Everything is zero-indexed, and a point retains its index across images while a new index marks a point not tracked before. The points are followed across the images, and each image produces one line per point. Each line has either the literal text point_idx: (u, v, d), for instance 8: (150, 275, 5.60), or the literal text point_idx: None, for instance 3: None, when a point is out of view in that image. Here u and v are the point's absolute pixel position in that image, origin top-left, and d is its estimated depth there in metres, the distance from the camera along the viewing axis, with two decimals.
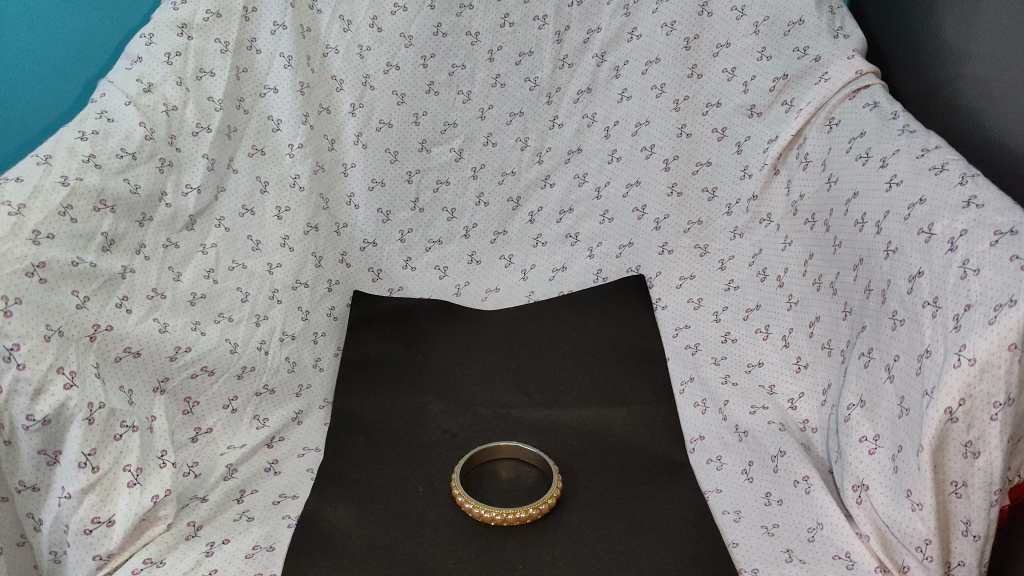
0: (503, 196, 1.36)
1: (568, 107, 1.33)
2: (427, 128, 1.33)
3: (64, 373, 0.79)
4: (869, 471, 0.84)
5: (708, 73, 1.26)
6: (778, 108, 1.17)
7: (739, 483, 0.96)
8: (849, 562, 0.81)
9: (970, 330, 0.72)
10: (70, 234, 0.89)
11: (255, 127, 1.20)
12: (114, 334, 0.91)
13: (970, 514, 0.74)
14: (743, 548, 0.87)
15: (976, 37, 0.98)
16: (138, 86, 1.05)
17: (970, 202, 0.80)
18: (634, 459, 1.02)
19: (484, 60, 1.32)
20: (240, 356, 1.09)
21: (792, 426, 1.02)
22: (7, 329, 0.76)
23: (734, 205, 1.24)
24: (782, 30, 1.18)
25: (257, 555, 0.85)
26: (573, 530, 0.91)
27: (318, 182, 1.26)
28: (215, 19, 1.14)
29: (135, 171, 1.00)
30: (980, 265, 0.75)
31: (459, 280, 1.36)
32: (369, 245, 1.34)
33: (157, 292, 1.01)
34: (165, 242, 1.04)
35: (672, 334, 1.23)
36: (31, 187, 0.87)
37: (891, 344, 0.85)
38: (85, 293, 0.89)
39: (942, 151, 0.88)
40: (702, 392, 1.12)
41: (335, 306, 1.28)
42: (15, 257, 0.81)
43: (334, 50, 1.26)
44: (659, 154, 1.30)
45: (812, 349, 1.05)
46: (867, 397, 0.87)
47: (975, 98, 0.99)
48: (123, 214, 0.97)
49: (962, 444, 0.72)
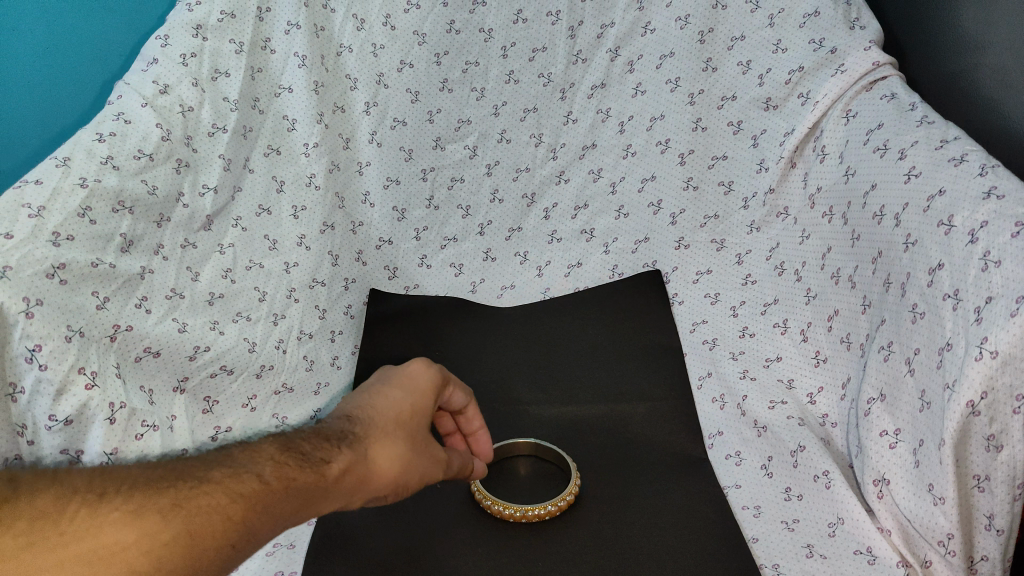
0: (517, 192, 1.36)
1: (581, 102, 1.32)
2: (441, 125, 1.33)
3: (85, 373, 0.84)
4: (890, 465, 0.83)
5: (723, 66, 1.24)
6: (795, 101, 1.14)
7: (759, 479, 0.97)
8: (870, 556, 0.82)
9: (993, 322, 0.71)
10: (89, 235, 0.92)
11: (270, 127, 1.20)
12: (133, 335, 0.95)
13: (993, 508, 0.74)
14: (764, 544, 0.89)
15: (994, 26, 0.97)
16: (155, 87, 1.05)
17: (991, 192, 0.79)
18: (652, 454, 1.03)
19: (498, 57, 1.32)
20: (258, 355, 1.11)
21: (811, 420, 1.01)
22: (30, 330, 0.80)
23: (751, 199, 1.22)
24: (797, 22, 1.14)
25: (277, 553, 0.88)
26: (593, 526, 0.92)
27: (333, 180, 1.27)
28: (229, 20, 1.14)
29: (152, 172, 1.02)
30: (1001, 256, 0.74)
31: (475, 277, 1.35)
32: (385, 243, 1.34)
33: (175, 292, 1.03)
34: (184, 242, 1.06)
35: (688, 329, 1.23)
36: (51, 189, 0.90)
37: (912, 338, 0.84)
38: (104, 293, 0.93)
39: (963, 142, 0.86)
40: (719, 387, 1.12)
41: (352, 304, 1.27)
42: (37, 259, 0.85)
43: (348, 49, 1.26)
44: (674, 148, 1.29)
45: (831, 343, 1.03)
46: (887, 391, 0.87)
47: (993, 88, 0.98)
48: (141, 215, 1.00)
49: (984, 438, 0.72)
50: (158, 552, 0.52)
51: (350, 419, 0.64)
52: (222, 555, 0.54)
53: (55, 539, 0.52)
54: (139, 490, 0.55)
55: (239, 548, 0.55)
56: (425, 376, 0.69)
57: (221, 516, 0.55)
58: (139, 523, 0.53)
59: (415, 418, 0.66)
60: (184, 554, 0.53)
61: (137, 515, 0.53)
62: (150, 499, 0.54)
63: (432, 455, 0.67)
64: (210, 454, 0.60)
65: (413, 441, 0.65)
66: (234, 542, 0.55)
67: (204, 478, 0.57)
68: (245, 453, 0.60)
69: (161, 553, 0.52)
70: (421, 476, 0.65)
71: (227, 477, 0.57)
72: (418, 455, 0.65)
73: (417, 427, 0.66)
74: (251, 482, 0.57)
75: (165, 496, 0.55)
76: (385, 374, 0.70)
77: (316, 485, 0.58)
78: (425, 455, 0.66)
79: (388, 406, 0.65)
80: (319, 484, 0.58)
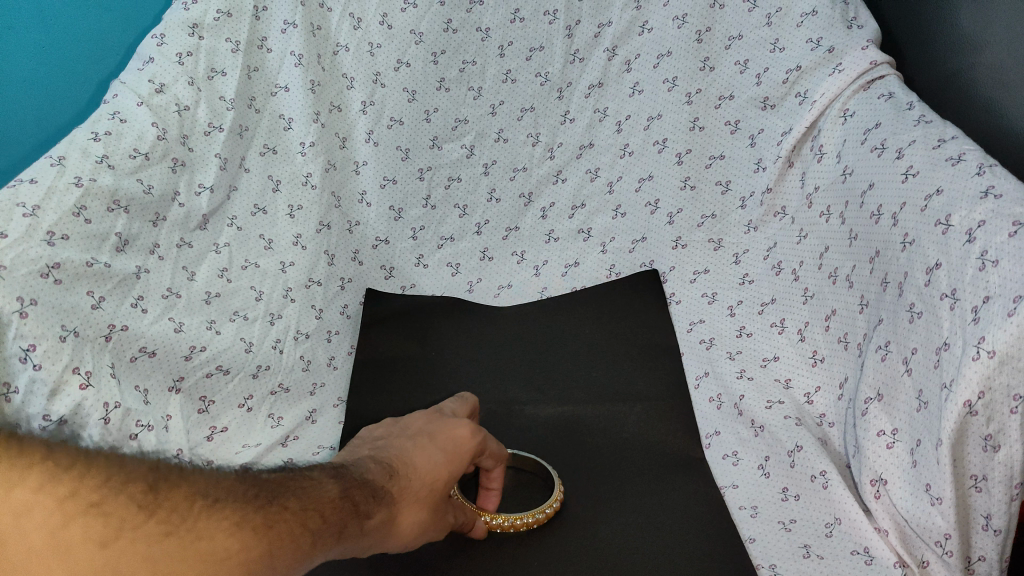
0: (514, 191, 1.34)
1: (579, 102, 1.31)
2: (438, 124, 1.32)
3: (80, 373, 0.86)
4: (886, 465, 0.84)
5: (721, 66, 1.22)
6: (792, 100, 1.13)
7: (756, 479, 0.98)
8: (868, 556, 0.83)
9: (990, 321, 0.71)
10: (84, 234, 0.94)
11: (266, 126, 1.20)
12: (129, 334, 0.96)
13: (990, 508, 0.74)
14: (760, 544, 0.90)
15: (993, 26, 0.97)
16: (150, 86, 1.06)
17: (988, 192, 0.79)
18: (649, 454, 1.03)
19: (495, 56, 1.31)
20: (255, 355, 1.10)
21: (808, 420, 1.01)
22: (24, 330, 0.82)
23: (749, 198, 1.21)
24: (794, 22, 1.13)
25: None
26: (588, 528, 0.92)
27: (330, 180, 1.26)
28: (225, 19, 1.14)
29: (148, 172, 1.03)
30: (998, 255, 0.74)
31: (472, 276, 1.33)
32: (382, 242, 1.33)
33: (171, 291, 1.05)
34: (179, 241, 1.07)
35: (685, 328, 1.21)
36: (45, 188, 0.92)
37: (908, 338, 0.84)
38: (100, 293, 0.94)
39: (959, 142, 0.87)
40: (717, 386, 1.12)
41: (348, 304, 1.26)
42: (31, 258, 0.87)
43: (345, 48, 1.26)
44: (671, 147, 1.28)
45: (829, 343, 1.03)
46: (885, 391, 0.87)
47: (991, 88, 0.98)
48: (137, 214, 1.01)
49: (981, 437, 0.72)
50: (251, 566, 0.53)
51: (395, 473, 0.69)
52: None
53: (179, 534, 0.51)
54: (244, 501, 0.55)
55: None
56: (469, 442, 0.74)
57: (301, 542, 0.56)
58: (241, 533, 0.53)
59: (443, 486, 0.71)
60: (267, 572, 0.54)
61: (241, 525, 0.54)
62: (255, 512, 0.55)
63: (441, 516, 0.74)
64: (288, 476, 0.61)
65: (434, 507, 0.71)
66: (297, 572, 0.57)
67: (292, 504, 0.58)
68: (317, 486, 0.62)
69: (253, 568, 0.53)
70: (423, 539, 0.71)
71: (307, 506, 0.59)
72: (433, 521, 0.72)
73: (441, 493, 0.71)
74: (322, 515, 0.59)
75: (261, 514, 0.55)
76: (430, 427, 0.75)
77: (357, 535, 0.63)
78: (436, 522, 0.72)
79: (430, 469, 0.71)
80: (358, 533, 0.63)
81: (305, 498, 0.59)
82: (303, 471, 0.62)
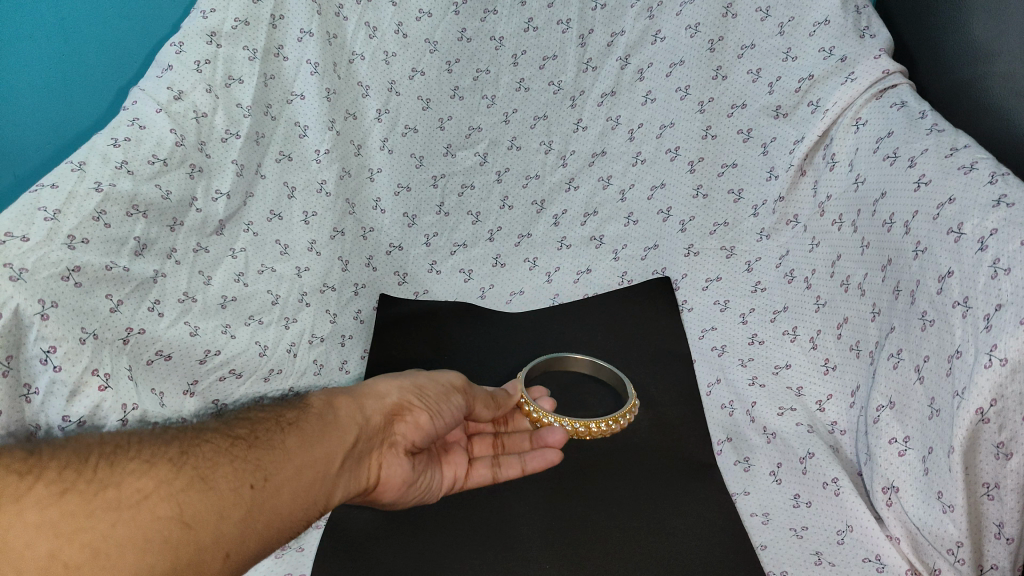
0: (528, 199, 1.35)
1: (592, 110, 1.31)
2: (451, 132, 1.32)
3: (98, 376, 0.92)
4: (898, 472, 0.86)
5: (733, 75, 1.21)
6: (805, 108, 1.13)
7: (769, 485, 1.00)
8: (879, 564, 0.86)
9: (1001, 330, 0.73)
10: (104, 238, 0.98)
11: (282, 133, 1.20)
12: (145, 338, 1.02)
13: (1002, 516, 0.76)
14: (771, 551, 0.92)
15: (1005, 34, 0.97)
16: (169, 93, 1.06)
17: (1000, 201, 0.80)
18: (662, 460, 1.06)
19: (508, 65, 1.30)
20: (268, 359, 1.13)
21: (820, 428, 1.04)
22: (45, 333, 0.88)
23: (761, 206, 1.20)
24: (807, 31, 1.12)
25: (287, 555, 0.94)
26: (601, 526, 0.97)
27: (344, 187, 1.26)
28: (243, 27, 1.12)
29: (166, 177, 1.05)
30: (1010, 263, 0.75)
31: (484, 282, 1.32)
32: (395, 248, 1.32)
33: (187, 296, 1.08)
34: (196, 246, 1.11)
35: (697, 336, 1.22)
36: (66, 193, 0.95)
37: (920, 345, 0.85)
38: (119, 296, 1.00)
39: (972, 150, 0.86)
40: (730, 393, 1.13)
41: (361, 309, 1.25)
42: (53, 261, 0.91)
43: (360, 57, 1.24)
44: (683, 156, 1.26)
45: (841, 351, 1.04)
46: (897, 399, 0.88)
47: (1006, 97, 0.97)
48: (155, 219, 1.04)
49: (993, 445, 0.75)
50: (175, 497, 0.64)
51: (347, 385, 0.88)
52: (248, 492, 0.68)
53: (78, 491, 0.62)
54: (150, 448, 0.67)
55: (258, 484, 0.69)
56: None
57: (223, 461, 0.69)
58: (154, 473, 0.65)
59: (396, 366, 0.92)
60: (203, 494, 0.66)
61: (152, 467, 0.65)
62: (165, 451, 0.68)
63: (414, 380, 0.90)
64: (210, 420, 0.75)
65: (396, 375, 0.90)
66: (251, 480, 0.69)
67: (213, 436, 0.72)
68: (244, 417, 0.77)
69: (179, 498, 0.64)
70: (423, 389, 0.89)
71: (230, 429, 0.74)
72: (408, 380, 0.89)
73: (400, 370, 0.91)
74: (247, 433, 0.74)
75: (170, 448, 0.68)
76: None
77: (315, 424, 0.78)
78: (417, 379, 0.90)
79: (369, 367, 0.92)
80: (315, 425, 0.78)
81: (223, 426, 0.74)
82: (235, 414, 0.77)
